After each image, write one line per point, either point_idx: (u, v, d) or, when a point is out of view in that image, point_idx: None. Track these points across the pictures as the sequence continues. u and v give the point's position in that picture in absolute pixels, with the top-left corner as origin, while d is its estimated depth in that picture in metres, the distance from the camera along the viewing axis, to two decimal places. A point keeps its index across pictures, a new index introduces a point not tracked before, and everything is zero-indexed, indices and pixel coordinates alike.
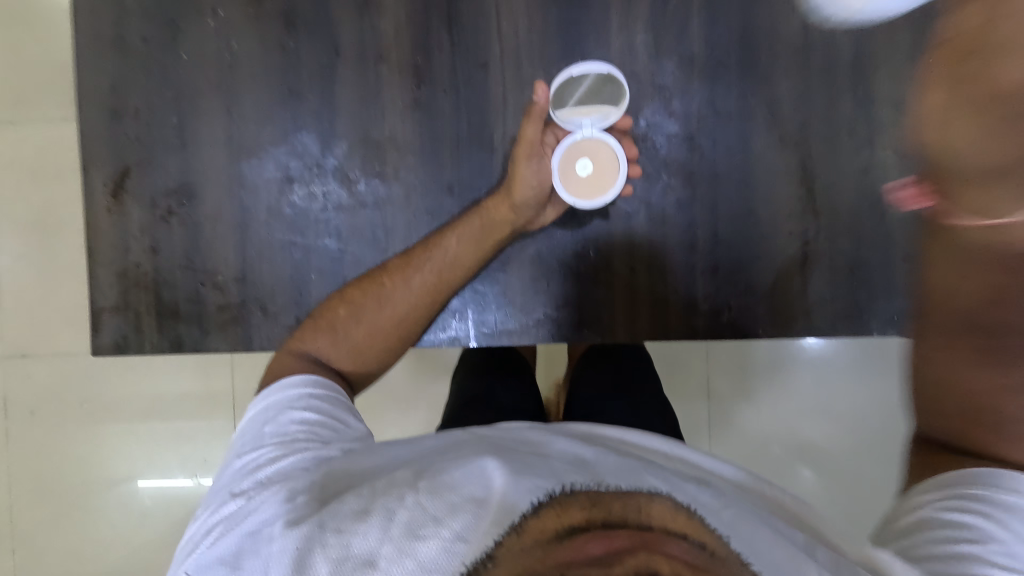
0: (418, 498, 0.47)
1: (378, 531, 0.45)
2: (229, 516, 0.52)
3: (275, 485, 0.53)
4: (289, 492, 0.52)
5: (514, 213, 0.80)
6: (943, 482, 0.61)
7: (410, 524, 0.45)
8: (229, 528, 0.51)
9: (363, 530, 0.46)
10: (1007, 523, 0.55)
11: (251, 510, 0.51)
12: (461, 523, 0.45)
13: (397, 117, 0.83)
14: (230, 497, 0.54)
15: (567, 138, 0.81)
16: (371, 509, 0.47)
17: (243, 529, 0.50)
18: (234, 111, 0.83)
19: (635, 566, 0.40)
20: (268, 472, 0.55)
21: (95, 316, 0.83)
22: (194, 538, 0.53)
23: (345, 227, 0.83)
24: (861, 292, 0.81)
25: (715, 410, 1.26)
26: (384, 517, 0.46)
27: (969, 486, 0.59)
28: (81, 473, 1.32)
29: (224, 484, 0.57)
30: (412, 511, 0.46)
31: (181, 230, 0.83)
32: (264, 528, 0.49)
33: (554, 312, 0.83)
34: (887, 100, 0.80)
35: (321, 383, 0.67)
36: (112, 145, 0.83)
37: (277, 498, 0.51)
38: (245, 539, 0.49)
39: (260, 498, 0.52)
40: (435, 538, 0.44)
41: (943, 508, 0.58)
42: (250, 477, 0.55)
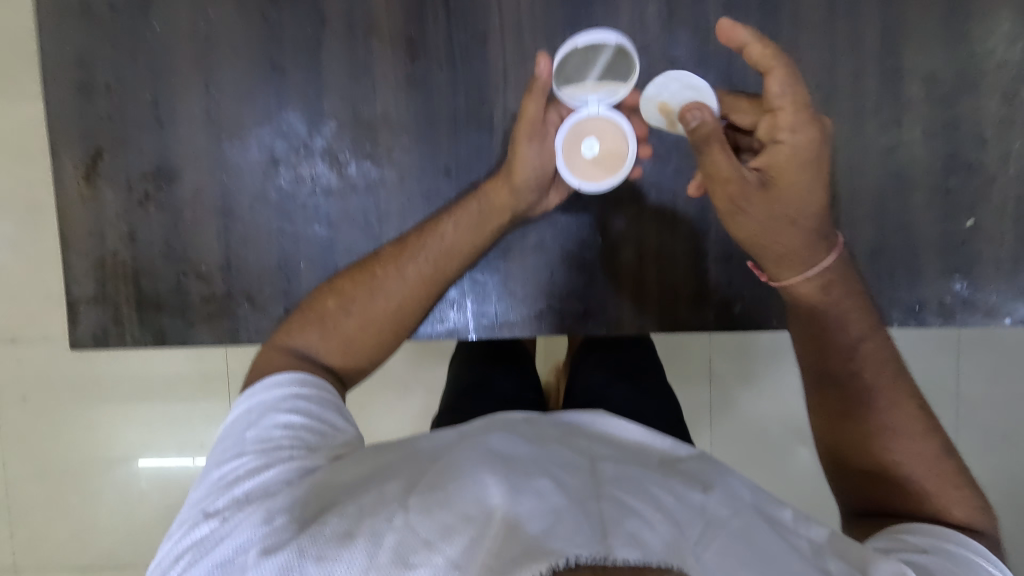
0: (408, 519, 0.44)
1: (363, 557, 0.42)
2: (201, 541, 0.47)
3: (254, 503, 0.49)
4: (268, 512, 0.48)
5: (515, 199, 0.76)
6: (900, 527, 0.63)
7: (400, 548, 0.42)
8: (200, 555, 0.46)
9: (345, 557, 0.42)
10: (951, 558, 0.57)
11: (225, 533, 0.47)
12: (454, 548, 0.42)
13: (389, 93, 0.77)
14: (203, 517, 0.50)
15: (572, 115, 0.74)
16: (356, 531, 0.44)
17: (215, 556, 0.46)
18: (213, 88, 0.77)
19: None
20: (246, 486, 0.51)
21: (71, 308, 0.78)
22: (162, 562, 0.49)
23: (335, 212, 0.78)
24: (881, 281, 0.76)
25: (719, 397, 1.21)
26: (370, 542, 0.43)
27: (911, 534, 0.61)
28: (72, 460, 1.26)
29: (197, 498, 0.53)
30: (401, 534, 0.43)
31: (160, 216, 0.78)
32: (239, 556, 0.45)
33: (557, 303, 0.79)
34: (918, 74, 0.74)
35: (309, 381, 0.63)
36: (83, 124, 0.77)
37: (255, 519, 0.47)
38: (217, 567, 0.45)
39: (236, 518, 0.48)
40: (427, 565, 0.41)
41: (903, 539, 0.61)
42: (226, 492, 0.51)
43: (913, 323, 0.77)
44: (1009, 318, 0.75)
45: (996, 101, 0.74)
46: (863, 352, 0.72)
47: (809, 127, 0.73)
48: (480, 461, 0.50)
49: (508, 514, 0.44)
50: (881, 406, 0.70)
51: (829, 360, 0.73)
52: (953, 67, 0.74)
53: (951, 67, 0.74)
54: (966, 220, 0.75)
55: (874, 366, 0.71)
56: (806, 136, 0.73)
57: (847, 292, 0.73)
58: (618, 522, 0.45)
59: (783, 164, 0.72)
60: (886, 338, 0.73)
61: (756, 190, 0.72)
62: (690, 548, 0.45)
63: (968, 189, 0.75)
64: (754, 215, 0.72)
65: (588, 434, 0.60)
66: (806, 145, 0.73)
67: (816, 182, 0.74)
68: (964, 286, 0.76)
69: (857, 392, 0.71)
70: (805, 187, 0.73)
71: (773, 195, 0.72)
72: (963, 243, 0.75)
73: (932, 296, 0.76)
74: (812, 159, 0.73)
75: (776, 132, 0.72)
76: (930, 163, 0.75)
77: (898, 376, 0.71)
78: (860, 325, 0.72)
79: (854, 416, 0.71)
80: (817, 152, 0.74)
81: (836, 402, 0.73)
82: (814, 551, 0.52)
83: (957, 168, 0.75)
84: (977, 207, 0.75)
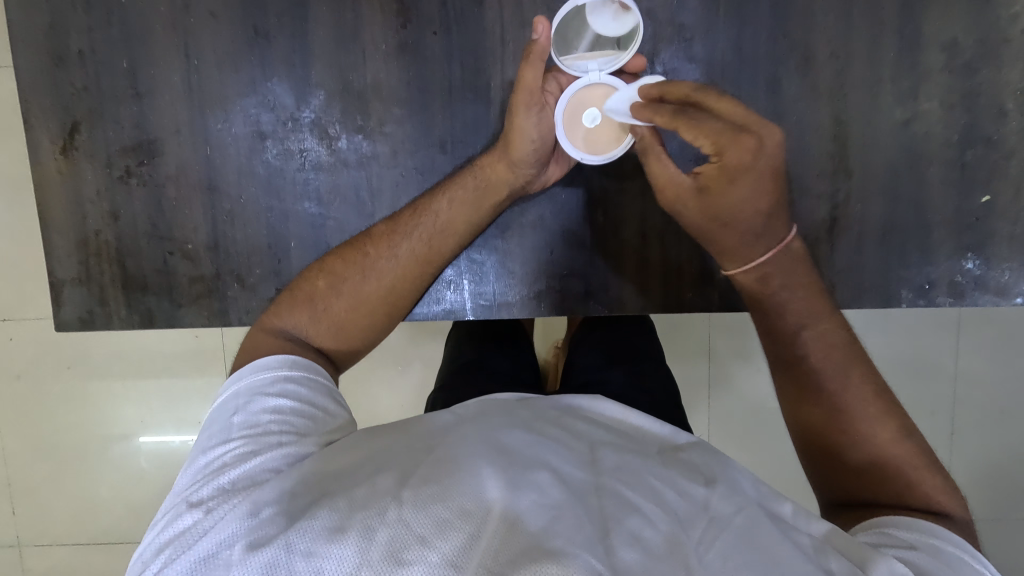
0: (401, 513, 0.43)
1: (355, 553, 0.40)
2: (184, 532, 0.45)
3: (240, 494, 0.47)
4: (254, 504, 0.45)
5: (513, 173, 0.71)
6: (880, 520, 0.56)
7: (392, 545, 0.41)
8: (180, 550, 0.44)
9: (336, 552, 0.41)
10: (949, 562, 0.49)
11: (208, 526, 0.45)
12: (449, 545, 0.40)
13: (380, 62, 0.73)
14: (186, 507, 0.47)
15: (572, 86, 0.70)
16: (347, 526, 0.42)
17: (196, 551, 0.43)
18: (193, 56, 0.73)
19: None
20: (232, 474, 0.49)
21: (55, 290, 0.75)
22: (140, 556, 0.46)
23: (326, 188, 0.75)
24: (890, 259, 0.74)
25: (719, 375, 1.20)
26: (362, 538, 0.41)
27: (902, 530, 0.53)
28: (66, 442, 1.22)
29: (181, 486, 0.50)
30: (394, 529, 0.42)
31: (142, 193, 0.74)
32: (222, 551, 0.42)
33: (557, 283, 0.77)
34: (938, 41, 0.70)
35: (300, 363, 0.61)
36: (56, 95, 0.73)
37: (240, 512, 0.45)
38: (198, 562, 0.42)
39: (221, 509, 0.46)
40: (422, 563, 0.39)
41: (885, 535, 0.53)
42: (211, 480, 0.49)
43: (922, 302, 0.75)
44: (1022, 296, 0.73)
45: (1019, 69, 0.70)
46: (807, 336, 0.66)
47: (747, 139, 0.62)
48: (477, 451, 0.49)
49: (506, 510, 0.43)
50: (834, 388, 0.63)
51: (776, 344, 0.68)
52: (976, 34, 0.70)
53: (973, 34, 0.70)
54: (982, 196, 0.72)
55: (821, 348, 0.65)
56: (744, 151, 0.63)
57: (787, 277, 0.68)
58: (618, 520, 0.45)
59: (716, 174, 0.65)
60: (837, 320, 0.66)
61: (690, 196, 0.68)
62: (691, 548, 0.44)
63: (986, 163, 0.72)
64: (687, 215, 0.69)
65: (586, 417, 0.59)
66: (743, 157, 0.63)
67: (768, 190, 0.65)
68: (977, 264, 0.73)
69: (807, 376, 0.65)
70: (745, 197, 0.66)
71: (704, 202, 0.67)
72: (977, 221, 0.73)
73: (943, 275, 0.74)
74: (753, 169, 0.64)
75: (707, 145, 0.64)
76: (946, 136, 0.72)
77: (857, 359, 0.64)
78: (804, 310, 0.67)
79: (806, 400, 0.65)
80: (761, 163, 0.64)
81: (788, 381, 0.67)
82: (817, 547, 0.47)
83: (974, 141, 0.72)
84: (994, 183, 0.72)
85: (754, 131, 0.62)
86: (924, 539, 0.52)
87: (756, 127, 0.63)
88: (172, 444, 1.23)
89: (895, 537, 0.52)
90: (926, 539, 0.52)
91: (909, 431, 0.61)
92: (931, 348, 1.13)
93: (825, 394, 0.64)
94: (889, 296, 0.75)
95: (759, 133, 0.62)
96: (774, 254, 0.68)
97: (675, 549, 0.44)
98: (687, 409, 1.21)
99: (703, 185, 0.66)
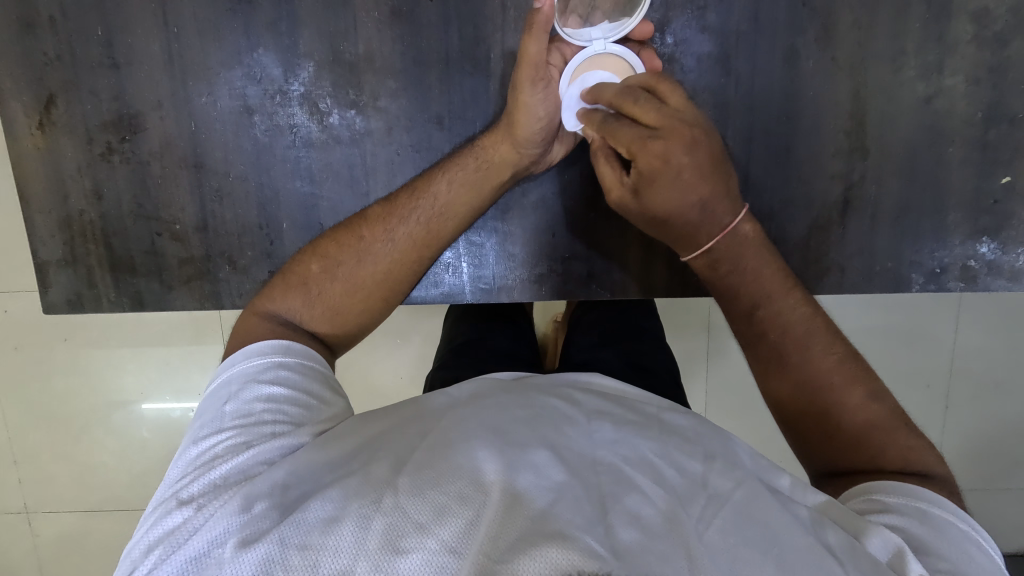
0: (397, 500, 0.42)
1: (352, 542, 0.39)
2: (175, 531, 0.44)
3: (230, 489, 0.46)
4: (245, 498, 0.44)
5: (516, 153, 0.68)
6: (870, 486, 0.54)
7: (390, 533, 0.40)
8: (170, 549, 0.43)
9: (333, 543, 0.39)
10: (939, 529, 0.48)
11: (198, 524, 0.44)
12: (449, 531, 0.39)
13: (372, 30, 0.68)
14: (176, 504, 0.46)
15: (577, 56, 0.65)
16: (343, 516, 0.42)
17: (186, 551, 0.42)
18: (172, 23, 0.68)
19: None
20: (224, 468, 0.48)
21: (41, 272, 0.73)
22: (132, 553, 0.45)
23: (319, 166, 0.72)
24: (903, 240, 0.72)
25: (719, 352, 1.16)
26: (359, 528, 0.40)
27: (889, 496, 0.52)
28: (65, 416, 1.22)
29: (172, 478, 0.49)
30: (390, 517, 0.41)
31: (126, 171, 0.71)
32: (213, 550, 0.41)
33: (559, 264, 0.74)
34: (967, 11, 0.66)
35: (295, 349, 0.59)
36: (28, 65, 0.68)
37: (231, 507, 0.43)
38: (190, 562, 0.41)
39: (211, 507, 0.45)
40: (421, 550, 0.38)
41: (872, 504, 0.51)
42: (202, 475, 0.48)
43: (932, 287, 0.73)
44: None
45: None
46: (766, 313, 0.62)
47: (655, 141, 0.55)
48: (475, 435, 0.48)
49: (505, 491, 0.42)
50: (797, 364, 0.60)
51: (736, 323, 0.65)
52: (1008, 2, 0.65)
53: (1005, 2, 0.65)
54: (1002, 177, 0.69)
55: (777, 325, 0.62)
56: (655, 154, 0.55)
57: (736, 259, 0.63)
58: (618, 500, 0.43)
59: (637, 180, 0.58)
60: (795, 295, 0.63)
61: (631, 198, 0.60)
62: (690, 526, 0.43)
63: (1010, 141, 0.68)
64: (632, 217, 0.62)
65: (584, 389, 0.57)
66: (656, 159, 0.55)
67: (699, 185, 0.57)
68: (991, 247, 0.71)
69: (768, 352, 0.62)
70: (676, 196, 0.57)
71: (640, 204, 0.59)
72: (995, 202, 0.70)
73: (956, 258, 0.71)
74: (670, 170, 0.56)
75: (624, 149, 0.58)
76: (970, 113, 0.68)
77: (819, 326, 0.61)
78: (762, 286, 0.63)
79: (773, 375, 0.61)
80: (680, 162, 0.56)
81: (752, 360, 0.64)
82: (814, 519, 0.46)
83: (998, 119, 0.68)
84: (1016, 162, 0.69)
85: (663, 132, 0.56)
86: (908, 502, 0.50)
87: (666, 126, 0.56)
88: (172, 413, 1.23)
89: (881, 506, 0.51)
90: (910, 502, 0.50)
91: (880, 398, 0.58)
92: (933, 328, 1.11)
93: (788, 368, 0.60)
94: (899, 279, 0.73)
95: (669, 134, 0.55)
96: (719, 239, 0.62)
97: (674, 526, 0.42)
98: (685, 386, 1.19)
99: (630, 190, 0.59)
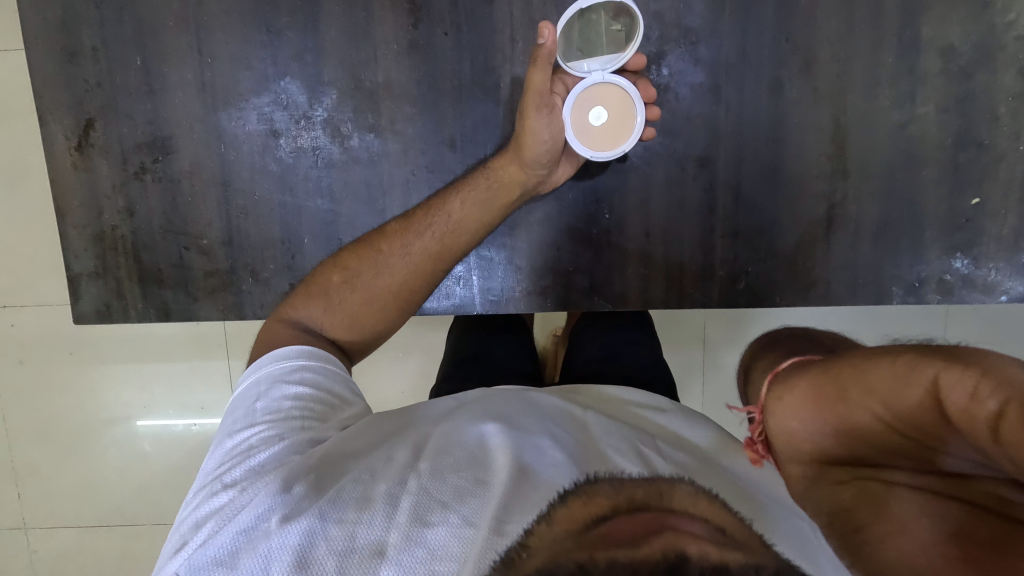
0: (422, 482, 0.47)
1: (384, 518, 0.44)
2: (221, 510, 0.48)
3: (269, 474, 0.49)
4: (284, 482, 0.48)
5: (525, 174, 0.73)
6: None
7: (416, 509, 0.45)
8: (221, 523, 0.46)
9: (368, 518, 0.44)
10: None
11: (244, 502, 0.47)
12: (468, 507, 0.44)
13: (391, 60, 0.74)
14: (219, 487, 0.50)
15: (579, 85, 0.72)
16: (373, 496, 0.46)
17: (236, 524, 0.46)
18: (207, 54, 0.73)
19: (660, 545, 0.38)
20: (262, 456, 0.51)
21: (73, 283, 0.77)
22: (178, 530, 0.48)
23: (339, 185, 0.77)
24: (882, 256, 0.77)
25: (713, 365, 1.21)
26: (388, 505, 0.45)
27: None
28: (73, 427, 1.24)
29: (211, 467, 0.52)
30: (417, 496, 0.46)
31: (157, 189, 0.76)
32: (260, 523, 0.45)
33: (561, 279, 0.79)
34: (935, 46, 0.72)
35: (317, 353, 0.62)
36: (70, 91, 0.73)
37: (272, 489, 0.47)
38: (240, 533, 0.45)
39: (254, 487, 0.48)
40: (444, 523, 0.43)
41: None
42: (241, 462, 0.51)
43: (911, 300, 0.78)
44: (1006, 294, 0.76)
45: (1011, 75, 0.72)
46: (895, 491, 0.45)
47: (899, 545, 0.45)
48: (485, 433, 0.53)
49: (514, 468, 0.48)
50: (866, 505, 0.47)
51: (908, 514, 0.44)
52: (971, 39, 0.72)
53: (969, 39, 0.72)
54: (973, 198, 0.75)
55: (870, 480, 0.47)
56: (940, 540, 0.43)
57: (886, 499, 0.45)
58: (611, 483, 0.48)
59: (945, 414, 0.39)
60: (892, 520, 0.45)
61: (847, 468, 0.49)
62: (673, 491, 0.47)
63: (978, 165, 0.74)
64: (811, 402, 0.51)
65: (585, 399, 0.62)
66: None
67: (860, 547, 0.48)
68: (965, 262, 0.76)
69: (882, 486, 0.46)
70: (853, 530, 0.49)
71: (928, 417, 0.41)
72: (967, 221, 0.75)
73: (932, 272, 0.76)
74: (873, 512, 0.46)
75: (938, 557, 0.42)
76: (941, 139, 0.74)
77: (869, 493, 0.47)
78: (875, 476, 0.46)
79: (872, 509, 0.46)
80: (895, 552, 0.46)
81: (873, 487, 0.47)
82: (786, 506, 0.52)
83: (967, 144, 0.74)
84: (985, 184, 0.74)
85: None
86: None
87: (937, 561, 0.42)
88: (175, 428, 1.25)
89: None
90: None
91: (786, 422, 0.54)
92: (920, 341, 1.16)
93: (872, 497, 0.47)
94: (882, 292, 0.78)
95: None
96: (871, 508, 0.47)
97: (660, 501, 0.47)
98: (683, 397, 1.23)
99: (927, 416, 0.41)
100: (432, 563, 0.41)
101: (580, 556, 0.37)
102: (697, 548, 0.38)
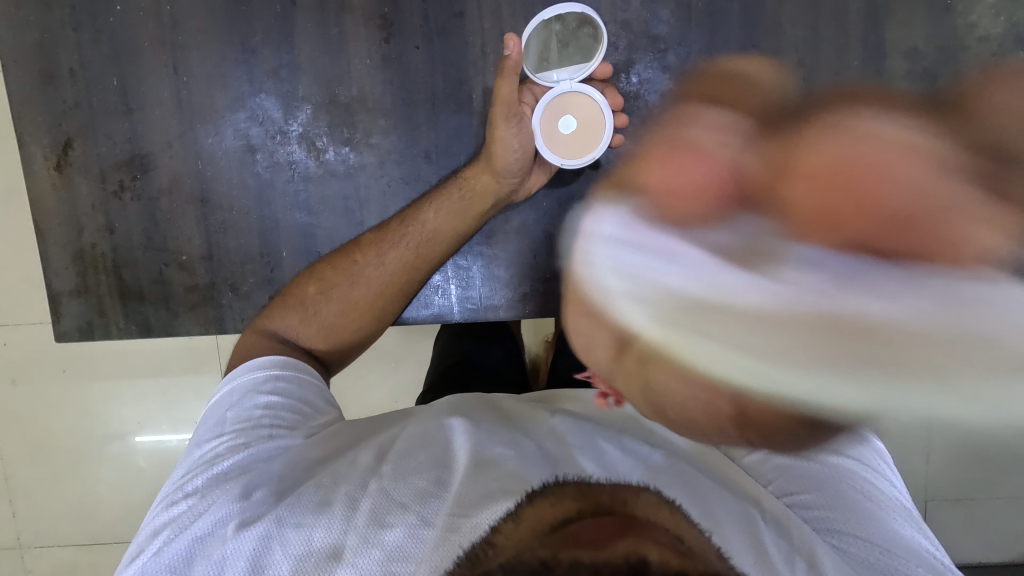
0: (383, 485, 0.48)
1: (342, 520, 0.45)
2: (178, 518, 0.48)
3: (232, 481, 0.50)
4: (246, 488, 0.49)
5: (496, 182, 0.74)
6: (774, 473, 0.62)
7: (374, 511, 0.45)
8: (178, 530, 0.47)
9: (324, 523, 0.45)
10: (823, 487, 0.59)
11: (203, 509, 0.48)
12: (427, 508, 0.45)
13: (366, 74, 0.75)
14: (181, 496, 0.50)
15: (547, 95, 0.74)
16: (333, 500, 0.47)
17: (193, 531, 0.46)
18: (183, 73, 0.75)
19: (623, 549, 0.39)
20: (225, 464, 0.52)
21: (54, 302, 0.78)
22: (140, 536, 0.49)
23: (316, 199, 0.77)
24: None
25: None
26: (348, 507, 0.46)
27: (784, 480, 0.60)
28: (65, 445, 1.24)
29: (177, 476, 0.53)
30: (377, 499, 0.46)
31: (136, 207, 0.77)
32: (217, 530, 0.46)
33: (539, 286, 0.79)
34: (900, 49, 0.73)
35: (291, 363, 0.63)
36: (49, 112, 0.74)
37: (233, 495, 0.48)
38: (195, 541, 0.46)
39: (214, 494, 0.49)
40: (401, 524, 0.44)
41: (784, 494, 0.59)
42: (205, 470, 0.52)
43: None
44: None
45: (976, 76, 0.73)
46: None
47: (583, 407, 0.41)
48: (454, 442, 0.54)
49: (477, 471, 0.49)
50: None
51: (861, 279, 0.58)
52: (934, 42, 0.73)
53: (932, 42, 0.73)
54: None
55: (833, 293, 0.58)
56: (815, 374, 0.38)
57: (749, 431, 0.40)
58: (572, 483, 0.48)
59: None
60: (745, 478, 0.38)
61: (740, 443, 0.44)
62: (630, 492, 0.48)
63: None
64: None
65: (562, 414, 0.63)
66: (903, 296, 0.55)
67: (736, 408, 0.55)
68: None
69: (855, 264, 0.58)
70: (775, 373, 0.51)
71: None
72: None
73: None
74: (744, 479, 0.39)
75: None
76: None
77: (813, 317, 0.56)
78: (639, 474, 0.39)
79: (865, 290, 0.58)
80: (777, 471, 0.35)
81: None
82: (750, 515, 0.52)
83: None
84: None
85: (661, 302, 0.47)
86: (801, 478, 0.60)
87: None
88: (169, 443, 1.25)
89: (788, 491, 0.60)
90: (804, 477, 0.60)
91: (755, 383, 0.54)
92: None
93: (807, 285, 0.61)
94: None
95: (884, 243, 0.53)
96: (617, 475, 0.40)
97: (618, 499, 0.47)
98: None
99: None
100: (390, 565, 0.42)
101: (544, 555, 0.40)
102: (658, 554, 0.39)
